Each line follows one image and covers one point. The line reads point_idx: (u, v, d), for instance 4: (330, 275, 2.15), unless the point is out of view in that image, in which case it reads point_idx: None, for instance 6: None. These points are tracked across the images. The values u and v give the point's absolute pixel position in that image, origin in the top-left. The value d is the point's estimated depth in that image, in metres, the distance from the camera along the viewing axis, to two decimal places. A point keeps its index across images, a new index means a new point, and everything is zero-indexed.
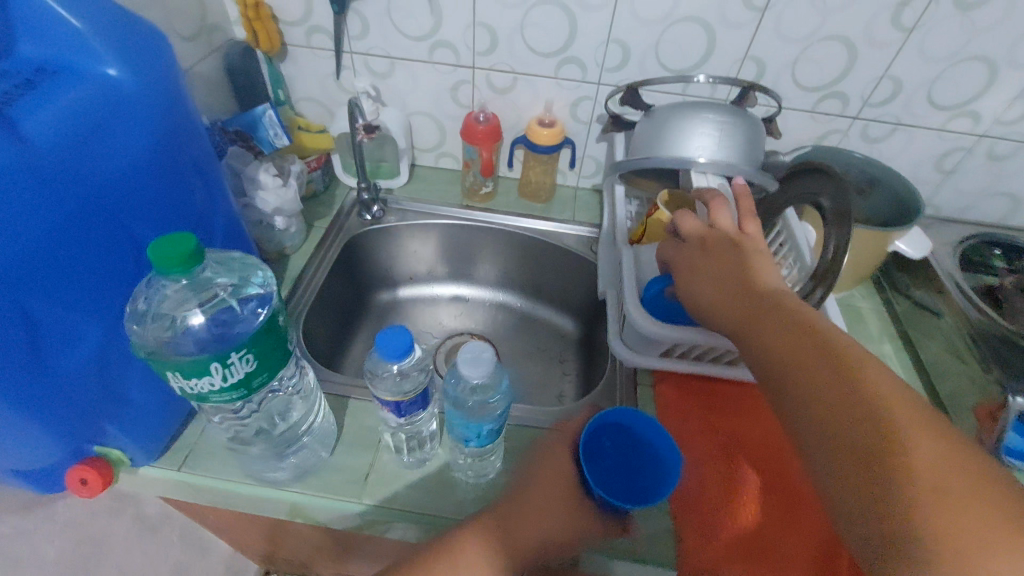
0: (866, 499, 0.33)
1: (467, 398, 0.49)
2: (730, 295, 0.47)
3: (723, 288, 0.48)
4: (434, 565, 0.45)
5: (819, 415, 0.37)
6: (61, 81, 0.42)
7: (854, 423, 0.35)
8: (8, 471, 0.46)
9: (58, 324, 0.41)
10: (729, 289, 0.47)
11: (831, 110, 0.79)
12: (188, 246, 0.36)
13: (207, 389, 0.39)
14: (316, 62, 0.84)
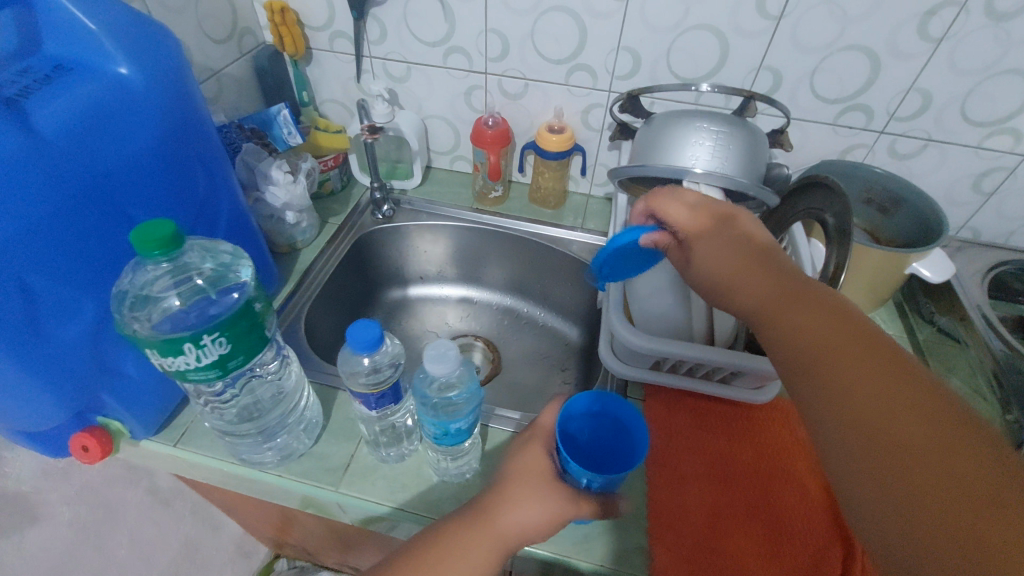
0: (909, 500, 0.31)
1: (432, 397, 0.50)
2: (761, 275, 0.44)
3: (747, 266, 0.45)
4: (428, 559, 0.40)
5: (857, 407, 0.34)
6: (77, 77, 0.46)
7: (911, 420, 0.33)
8: (16, 432, 0.50)
9: (57, 298, 0.44)
10: (753, 268, 0.44)
11: (855, 124, 0.75)
12: (168, 230, 0.38)
13: (184, 368, 0.41)
14: (338, 65, 0.87)
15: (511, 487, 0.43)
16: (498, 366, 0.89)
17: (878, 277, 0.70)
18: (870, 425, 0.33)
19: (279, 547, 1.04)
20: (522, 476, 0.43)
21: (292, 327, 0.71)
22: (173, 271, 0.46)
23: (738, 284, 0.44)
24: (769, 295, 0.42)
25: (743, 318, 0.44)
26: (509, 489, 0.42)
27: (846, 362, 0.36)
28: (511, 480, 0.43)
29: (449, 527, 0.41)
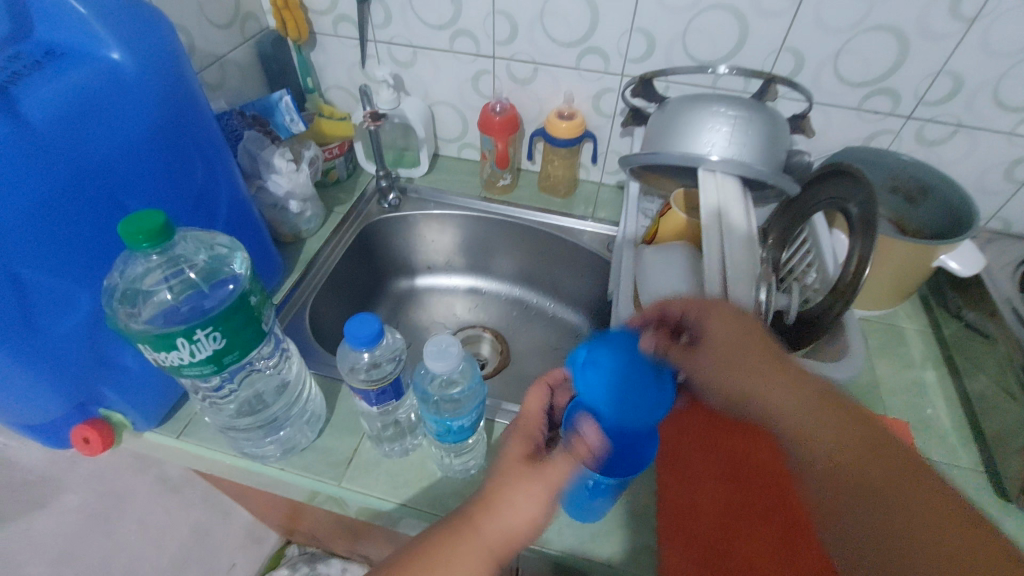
0: None
1: (433, 393, 0.48)
2: (755, 358, 0.43)
3: (740, 348, 0.43)
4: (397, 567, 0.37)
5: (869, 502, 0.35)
6: (68, 63, 0.45)
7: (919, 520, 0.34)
8: (17, 423, 0.50)
9: (51, 290, 0.43)
10: (746, 350, 0.43)
11: (880, 108, 0.72)
12: (158, 222, 0.38)
13: (178, 362, 0.40)
14: (343, 51, 0.85)
15: (493, 492, 0.38)
16: (506, 358, 0.88)
17: (904, 269, 0.67)
18: (891, 530, 0.34)
19: (290, 534, 1.04)
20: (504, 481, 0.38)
21: (296, 319, 0.70)
22: (167, 264, 0.45)
23: (756, 385, 0.42)
24: (765, 378, 0.41)
25: (732, 402, 0.43)
26: (493, 494, 0.38)
27: (870, 473, 0.36)
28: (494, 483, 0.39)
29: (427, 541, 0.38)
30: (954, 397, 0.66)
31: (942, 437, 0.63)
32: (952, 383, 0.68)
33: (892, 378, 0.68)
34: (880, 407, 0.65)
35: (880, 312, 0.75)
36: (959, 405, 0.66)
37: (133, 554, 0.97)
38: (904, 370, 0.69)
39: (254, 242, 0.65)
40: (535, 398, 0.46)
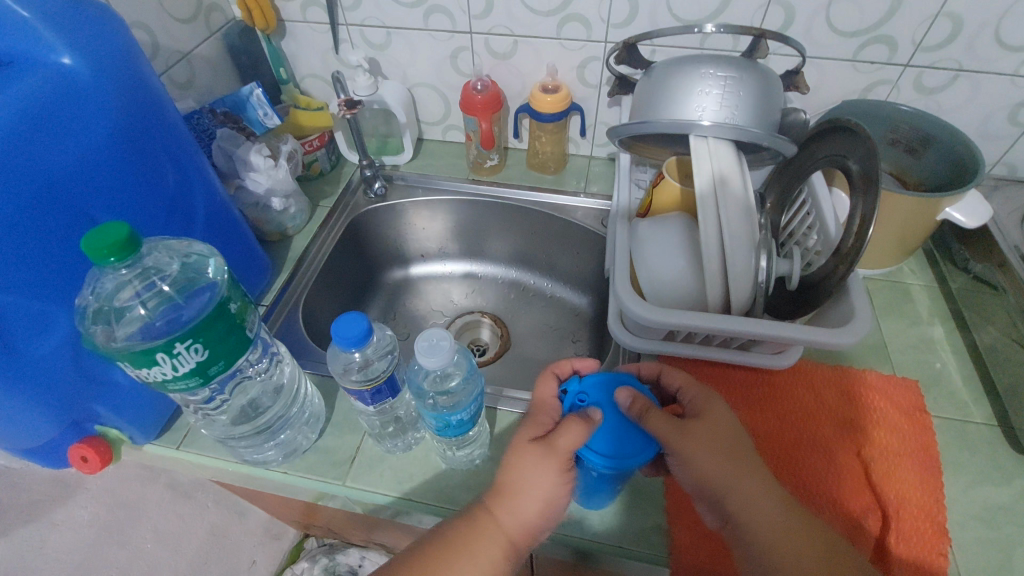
0: None
1: (428, 388, 0.47)
2: (733, 438, 0.45)
3: (723, 428, 0.45)
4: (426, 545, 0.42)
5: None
6: (16, 71, 0.43)
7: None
8: (12, 447, 0.49)
9: (26, 310, 0.42)
10: (727, 432, 0.45)
11: (877, 58, 0.69)
12: (121, 234, 0.36)
13: (162, 377, 0.39)
14: (314, 37, 0.82)
15: (512, 492, 0.43)
16: (507, 342, 0.87)
17: (907, 225, 0.64)
18: None
19: (307, 529, 1.05)
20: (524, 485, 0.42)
21: (289, 320, 0.69)
22: (138, 276, 0.43)
23: (734, 467, 0.44)
24: (744, 460, 0.44)
25: (706, 476, 0.43)
26: (514, 495, 0.42)
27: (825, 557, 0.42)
28: (509, 480, 0.43)
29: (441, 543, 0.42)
30: (963, 351, 0.65)
31: (953, 393, 0.61)
32: (962, 337, 0.66)
33: (900, 336, 0.67)
34: (888, 367, 0.64)
35: (884, 270, 0.73)
36: (970, 359, 0.64)
37: (152, 560, 0.98)
38: (911, 327, 0.68)
39: (236, 245, 0.63)
40: (547, 384, 0.48)
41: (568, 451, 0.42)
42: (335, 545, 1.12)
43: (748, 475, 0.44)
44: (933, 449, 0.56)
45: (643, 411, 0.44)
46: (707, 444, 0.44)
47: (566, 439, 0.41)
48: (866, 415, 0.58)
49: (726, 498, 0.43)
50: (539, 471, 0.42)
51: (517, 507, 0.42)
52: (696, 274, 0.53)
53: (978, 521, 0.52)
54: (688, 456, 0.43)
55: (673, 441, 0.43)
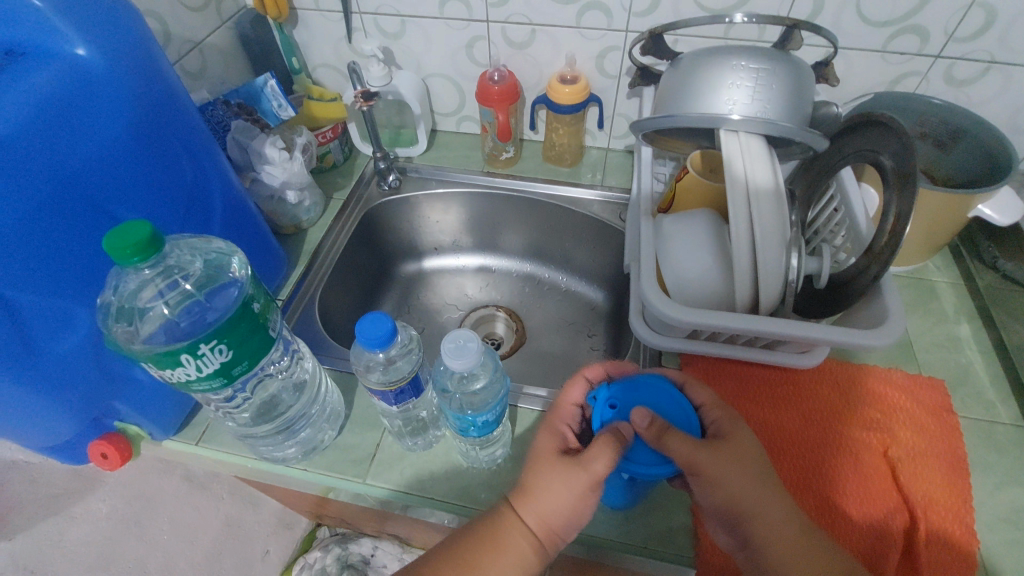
0: None
1: (453, 387, 0.46)
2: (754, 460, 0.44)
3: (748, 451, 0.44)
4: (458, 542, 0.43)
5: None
6: (30, 64, 0.42)
7: None
8: (32, 444, 0.48)
9: (46, 308, 0.42)
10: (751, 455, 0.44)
11: (907, 49, 0.67)
12: (144, 234, 0.35)
13: (186, 379, 0.39)
14: (327, 26, 0.80)
15: (534, 498, 0.42)
16: (522, 336, 0.86)
17: (937, 221, 0.63)
18: None
19: (319, 519, 1.05)
20: (547, 492, 0.42)
21: (306, 316, 0.68)
22: (160, 275, 0.42)
23: (756, 488, 0.43)
24: (764, 484, 0.43)
25: (726, 498, 0.42)
26: (536, 500, 0.42)
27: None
28: (531, 481, 0.43)
29: (468, 554, 0.42)
30: (990, 350, 0.64)
31: (980, 392, 0.60)
32: (990, 336, 0.65)
33: (926, 334, 0.66)
34: (913, 366, 0.63)
35: (910, 267, 0.72)
36: (998, 358, 0.63)
37: (168, 552, 0.99)
38: (937, 325, 0.66)
39: (253, 239, 0.63)
40: (574, 389, 0.49)
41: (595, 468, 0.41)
42: (347, 535, 1.10)
43: (770, 496, 0.43)
44: (959, 450, 0.55)
45: (660, 434, 0.42)
46: (738, 469, 0.43)
47: (597, 462, 0.41)
48: (893, 416, 0.57)
49: (747, 522, 0.43)
50: (561, 481, 0.42)
51: (541, 509, 0.42)
52: (724, 271, 0.52)
53: (1005, 522, 0.51)
54: (713, 477, 0.42)
55: (695, 463, 0.42)
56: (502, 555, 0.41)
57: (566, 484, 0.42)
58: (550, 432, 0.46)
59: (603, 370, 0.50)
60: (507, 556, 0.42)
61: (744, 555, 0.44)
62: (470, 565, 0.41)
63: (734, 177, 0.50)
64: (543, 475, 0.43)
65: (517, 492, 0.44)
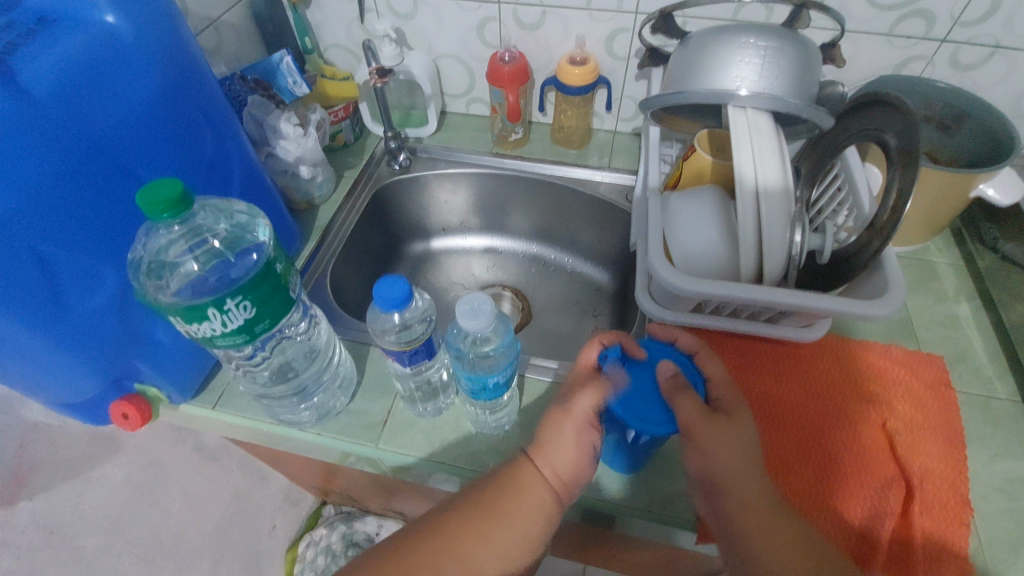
0: None
1: (470, 351, 0.48)
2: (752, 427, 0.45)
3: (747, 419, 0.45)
4: (484, 492, 0.45)
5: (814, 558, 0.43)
6: (61, 29, 0.43)
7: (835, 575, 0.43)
8: (58, 402, 0.50)
9: (75, 266, 0.43)
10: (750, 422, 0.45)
11: (913, 32, 0.67)
12: (176, 191, 0.37)
13: (211, 334, 0.40)
14: (341, 5, 0.81)
15: (549, 449, 0.45)
16: (528, 315, 0.87)
17: (939, 201, 0.64)
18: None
19: (325, 494, 1.07)
20: (560, 442, 0.45)
21: (318, 287, 0.69)
22: (187, 234, 0.44)
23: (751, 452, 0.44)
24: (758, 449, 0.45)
25: (719, 469, 0.43)
26: (551, 451, 0.45)
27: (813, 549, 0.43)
28: (543, 432, 0.46)
29: (492, 502, 0.44)
30: (988, 329, 0.65)
31: (977, 369, 0.62)
32: (989, 316, 0.66)
33: (925, 313, 0.67)
34: (913, 343, 0.64)
35: (912, 248, 0.73)
36: (996, 337, 0.64)
37: (179, 522, 1.01)
38: (937, 305, 0.68)
39: (269, 211, 0.64)
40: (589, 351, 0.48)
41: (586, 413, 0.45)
42: (352, 513, 1.13)
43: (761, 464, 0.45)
44: (956, 423, 0.56)
45: (671, 391, 0.44)
46: (730, 441, 0.44)
47: (582, 403, 0.45)
48: (889, 390, 0.58)
49: (731, 488, 0.44)
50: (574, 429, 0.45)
51: (553, 457, 0.45)
52: (730, 246, 0.53)
53: (999, 493, 0.53)
54: (705, 443, 0.43)
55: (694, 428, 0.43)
56: (525, 501, 0.44)
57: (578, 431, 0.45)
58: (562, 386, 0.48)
59: (618, 337, 0.49)
60: (529, 502, 0.44)
61: (713, 520, 0.46)
62: (495, 511, 0.43)
63: (741, 151, 0.51)
64: (556, 427, 0.45)
65: (532, 445, 0.46)
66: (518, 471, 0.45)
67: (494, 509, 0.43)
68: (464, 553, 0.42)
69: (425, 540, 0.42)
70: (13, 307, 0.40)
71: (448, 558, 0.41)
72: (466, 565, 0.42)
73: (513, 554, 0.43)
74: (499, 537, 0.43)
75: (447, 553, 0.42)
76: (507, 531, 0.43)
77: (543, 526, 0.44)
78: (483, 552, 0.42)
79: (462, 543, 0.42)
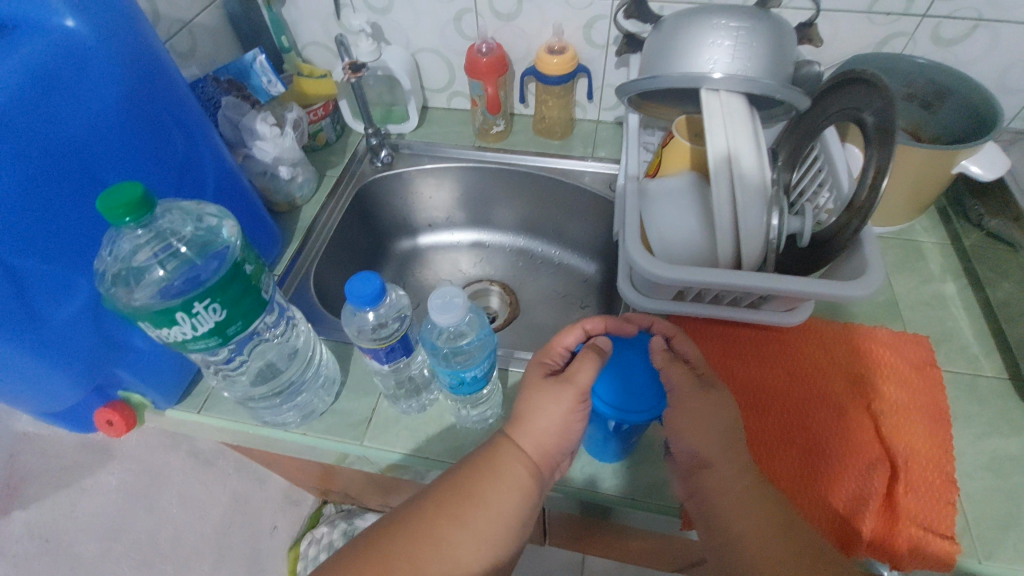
0: None
1: (441, 345, 0.48)
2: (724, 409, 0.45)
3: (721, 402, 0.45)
4: (462, 473, 0.45)
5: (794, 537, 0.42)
6: (19, 35, 0.42)
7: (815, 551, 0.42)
8: (41, 411, 0.50)
9: (47, 275, 0.43)
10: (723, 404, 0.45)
11: (893, 9, 0.66)
12: (135, 194, 0.37)
13: (182, 338, 0.40)
14: (316, 3, 0.80)
15: (528, 425, 0.46)
16: (517, 309, 0.87)
17: (922, 180, 0.63)
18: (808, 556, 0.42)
19: (324, 495, 1.07)
20: (540, 417, 0.45)
21: (301, 288, 0.69)
22: (153, 240, 0.44)
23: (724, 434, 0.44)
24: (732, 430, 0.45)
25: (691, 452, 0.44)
26: (529, 427, 0.46)
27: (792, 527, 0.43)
28: (523, 409, 0.46)
29: (466, 486, 0.44)
30: (975, 307, 0.65)
31: (964, 348, 0.62)
32: (976, 294, 0.66)
33: (912, 293, 0.67)
34: (900, 324, 0.64)
35: (897, 229, 0.72)
36: (983, 315, 0.64)
37: (178, 525, 1.02)
38: (923, 284, 0.67)
39: (247, 213, 0.64)
40: (571, 335, 0.48)
41: (583, 386, 0.44)
42: (353, 510, 1.08)
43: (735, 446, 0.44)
44: (943, 403, 0.56)
45: None
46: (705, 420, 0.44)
47: (581, 374, 0.44)
48: (873, 371, 0.58)
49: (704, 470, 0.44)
50: (552, 401, 0.45)
51: (534, 433, 0.45)
52: (708, 232, 0.53)
53: (987, 471, 0.53)
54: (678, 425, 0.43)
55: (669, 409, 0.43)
56: (501, 481, 0.44)
57: (556, 402, 0.45)
58: (537, 368, 0.48)
59: (603, 325, 0.49)
60: (503, 482, 0.44)
61: (695, 503, 0.46)
62: (469, 493, 0.43)
63: (715, 135, 0.50)
64: (535, 405, 0.46)
65: (510, 423, 0.47)
66: (488, 453, 0.46)
67: (470, 491, 0.44)
68: (440, 536, 0.42)
69: (403, 526, 0.43)
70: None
71: (425, 543, 0.42)
72: (443, 549, 0.42)
73: (491, 536, 0.43)
74: (474, 519, 0.43)
75: (422, 539, 0.42)
76: (484, 512, 0.43)
77: (522, 504, 0.44)
78: (459, 535, 0.42)
79: (438, 527, 0.42)
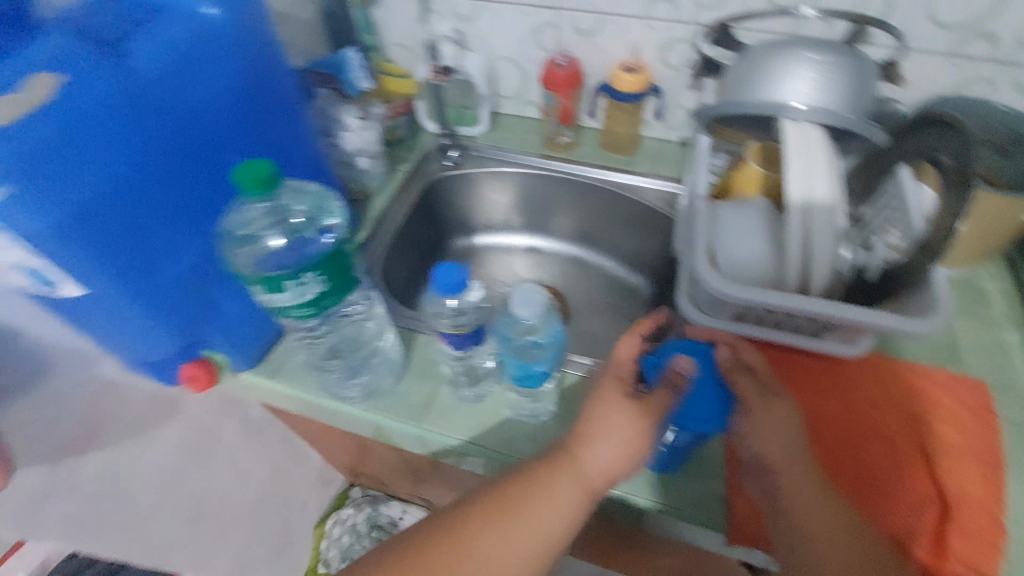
0: None
1: (517, 339, 0.50)
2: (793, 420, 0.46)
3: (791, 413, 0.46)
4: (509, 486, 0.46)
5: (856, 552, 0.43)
6: (165, 18, 0.47)
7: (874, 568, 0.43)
8: (136, 360, 0.55)
9: (164, 237, 0.47)
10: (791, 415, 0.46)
11: (977, 54, 0.67)
12: (267, 169, 0.41)
13: (286, 304, 0.44)
14: (406, 7, 0.85)
15: (591, 443, 0.46)
16: (567, 315, 0.89)
17: (995, 225, 0.63)
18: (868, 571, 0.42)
19: (357, 476, 1.11)
20: (605, 437, 0.46)
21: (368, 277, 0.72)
22: (270, 211, 0.48)
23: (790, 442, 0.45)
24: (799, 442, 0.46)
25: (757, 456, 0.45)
26: (590, 444, 0.46)
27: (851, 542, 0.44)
28: (587, 428, 0.47)
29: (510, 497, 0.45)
30: None
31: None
32: None
33: (973, 338, 0.66)
34: (957, 366, 0.63)
35: (961, 272, 0.72)
36: None
37: None
38: (984, 330, 0.67)
39: None
40: (628, 346, 0.50)
41: (657, 411, 0.46)
42: (376, 498, 1.24)
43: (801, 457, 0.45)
44: (997, 446, 0.56)
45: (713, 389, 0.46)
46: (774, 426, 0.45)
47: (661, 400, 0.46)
48: (929, 409, 0.58)
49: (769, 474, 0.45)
50: (619, 421, 0.46)
51: (597, 453, 0.46)
52: (776, 257, 0.54)
53: None
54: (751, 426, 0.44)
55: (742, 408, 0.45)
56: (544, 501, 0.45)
57: (625, 423, 0.46)
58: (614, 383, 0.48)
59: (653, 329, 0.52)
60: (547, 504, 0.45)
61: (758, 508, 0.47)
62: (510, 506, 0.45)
63: (792, 163, 0.52)
64: (605, 421, 0.46)
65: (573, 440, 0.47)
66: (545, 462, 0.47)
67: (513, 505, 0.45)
68: (473, 542, 0.43)
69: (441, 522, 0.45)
70: (106, 271, 0.43)
71: (458, 545, 0.43)
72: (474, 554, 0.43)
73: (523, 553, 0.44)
74: (524, 526, 0.44)
75: (469, 540, 0.44)
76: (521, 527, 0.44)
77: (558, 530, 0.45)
78: (490, 544, 0.43)
79: (473, 533, 0.44)
